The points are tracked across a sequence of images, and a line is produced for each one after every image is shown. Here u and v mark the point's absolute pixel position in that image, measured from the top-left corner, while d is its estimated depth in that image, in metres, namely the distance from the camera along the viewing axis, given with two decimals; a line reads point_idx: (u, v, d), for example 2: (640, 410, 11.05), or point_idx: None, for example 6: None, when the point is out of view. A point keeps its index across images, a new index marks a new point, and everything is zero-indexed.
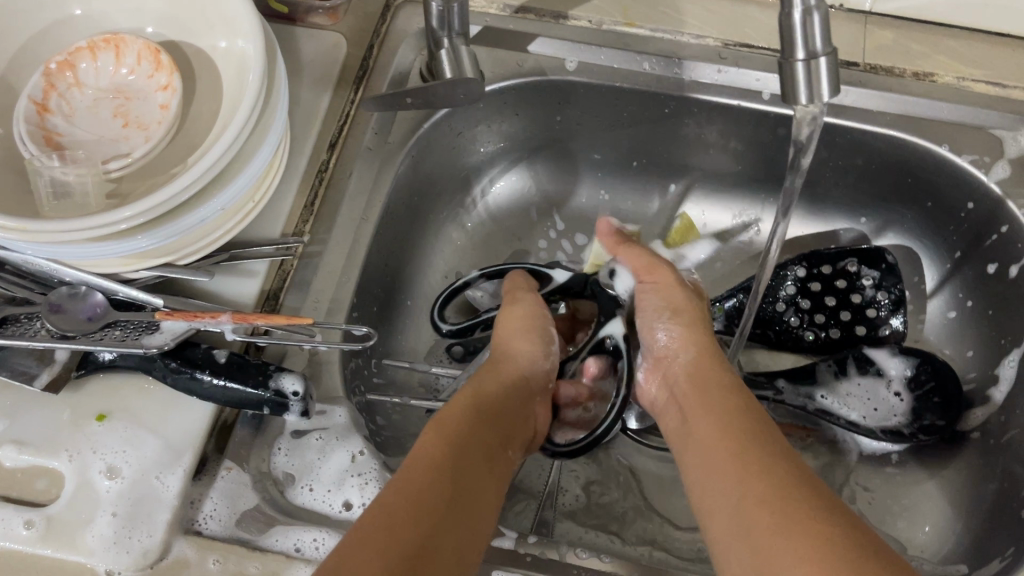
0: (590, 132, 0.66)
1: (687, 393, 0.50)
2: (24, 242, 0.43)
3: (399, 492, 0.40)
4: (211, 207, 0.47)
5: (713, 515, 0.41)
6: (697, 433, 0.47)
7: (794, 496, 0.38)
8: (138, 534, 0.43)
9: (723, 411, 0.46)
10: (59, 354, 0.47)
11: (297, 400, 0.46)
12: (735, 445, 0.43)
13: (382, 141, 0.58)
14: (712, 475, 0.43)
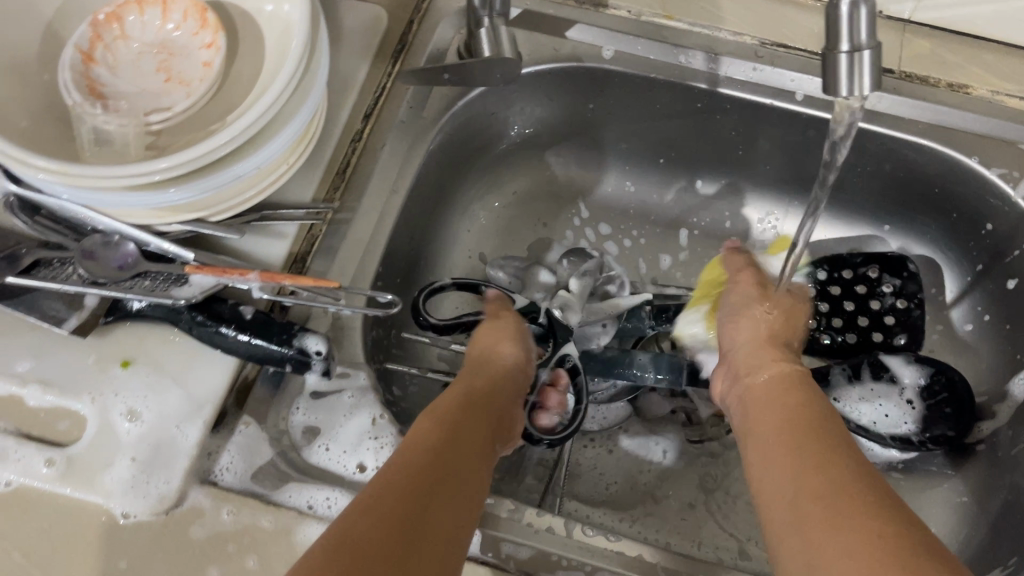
0: (621, 122, 0.66)
1: (756, 390, 0.49)
2: (63, 186, 0.44)
3: (408, 465, 0.39)
4: (246, 165, 0.47)
5: (773, 509, 0.41)
6: (759, 434, 0.46)
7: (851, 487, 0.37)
8: (156, 480, 0.44)
9: (788, 409, 0.46)
10: (88, 300, 0.48)
11: (320, 359, 0.47)
12: (797, 439, 0.43)
13: (416, 115, 0.59)
14: (771, 468, 0.42)
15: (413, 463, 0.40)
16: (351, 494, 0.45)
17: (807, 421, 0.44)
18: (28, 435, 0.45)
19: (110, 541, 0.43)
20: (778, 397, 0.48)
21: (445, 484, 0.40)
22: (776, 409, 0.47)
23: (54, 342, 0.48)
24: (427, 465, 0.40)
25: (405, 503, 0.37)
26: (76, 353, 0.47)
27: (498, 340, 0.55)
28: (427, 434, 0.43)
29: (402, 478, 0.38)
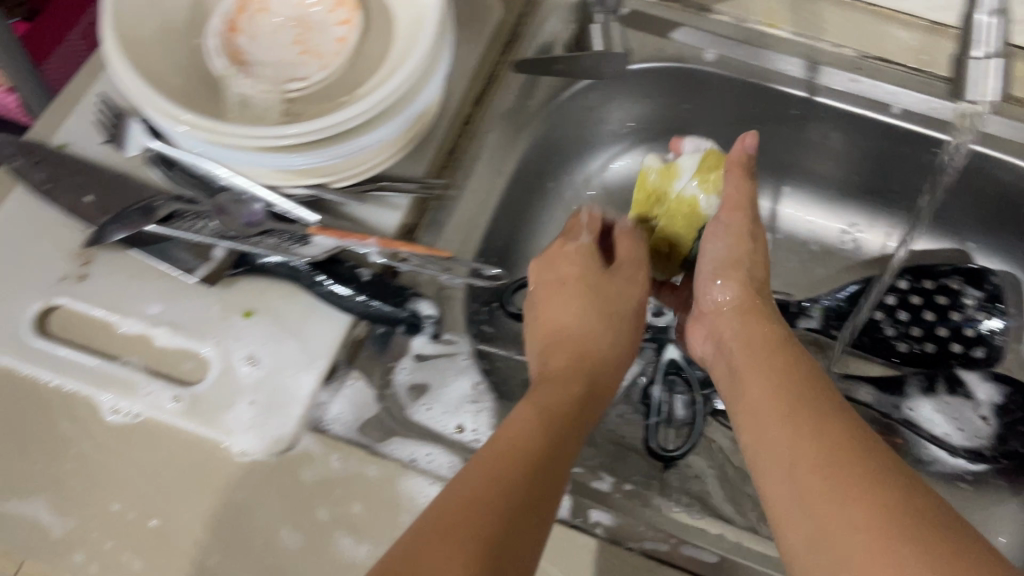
0: (716, 124, 0.68)
1: (744, 356, 0.48)
2: (204, 142, 0.47)
3: (486, 477, 0.38)
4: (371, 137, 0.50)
5: (782, 502, 0.38)
6: (757, 421, 0.42)
7: (874, 484, 0.34)
8: (273, 423, 0.47)
9: (784, 391, 0.43)
10: (217, 253, 0.51)
11: (430, 321, 0.51)
12: (796, 420, 0.40)
13: (524, 102, 0.61)
14: (780, 461, 0.39)
15: (485, 473, 0.39)
16: (451, 452, 0.48)
17: (806, 400, 0.41)
18: (157, 372, 0.49)
19: (227, 476, 0.46)
20: (775, 376, 0.44)
21: (504, 487, 0.38)
22: (773, 391, 0.43)
23: (183, 288, 0.51)
24: (500, 472, 0.39)
25: (468, 522, 0.36)
26: (202, 300, 0.51)
27: (622, 262, 0.57)
28: (512, 433, 0.42)
29: (469, 494, 0.37)
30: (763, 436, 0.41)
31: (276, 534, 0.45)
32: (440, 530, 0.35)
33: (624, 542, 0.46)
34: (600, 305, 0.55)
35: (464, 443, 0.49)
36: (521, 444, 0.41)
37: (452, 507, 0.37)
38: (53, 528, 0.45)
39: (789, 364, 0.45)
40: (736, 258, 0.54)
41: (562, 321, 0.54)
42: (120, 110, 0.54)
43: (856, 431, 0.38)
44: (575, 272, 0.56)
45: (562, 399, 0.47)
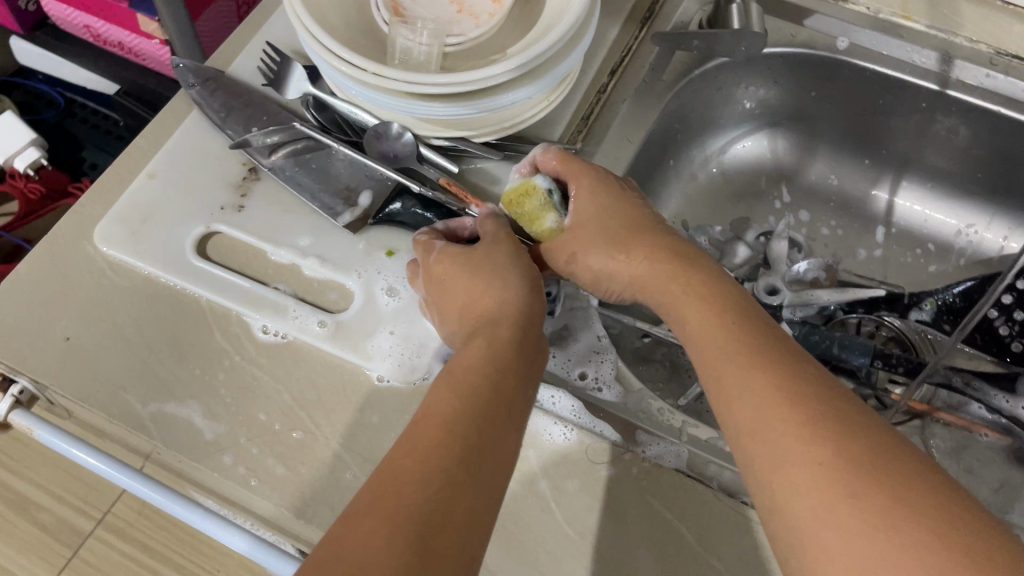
0: (840, 112, 0.69)
1: (740, 366, 0.38)
2: (360, 85, 0.51)
3: (416, 435, 0.37)
4: (520, 94, 0.52)
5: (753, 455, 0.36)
6: (739, 391, 0.37)
7: (832, 447, 0.33)
8: (410, 354, 0.50)
9: (769, 366, 0.37)
10: (363, 200, 0.54)
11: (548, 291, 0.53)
12: (802, 432, 0.34)
13: (656, 76, 0.63)
14: (752, 428, 0.36)
15: (410, 443, 0.36)
16: (574, 396, 0.50)
17: (795, 385, 0.36)
18: (303, 299, 0.52)
19: (364, 398, 0.49)
20: (755, 357, 0.38)
21: (438, 458, 0.35)
22: (751, 368, 0.38)
23: (330, 225, 0.54)
24: (438, 441, 0.36)
25: (406, 487, 0.34)
26: (348, 237, 0.54)
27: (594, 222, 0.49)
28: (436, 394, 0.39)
29: (403, 451, 0.36)
30: (733, 398, 0.37)
31: None
32: (374, 495, 0.34)
33: (739, 495, 0.47)
34: (480, 259, 0.47)
35: (586, 390, 0.51)
36: (440, 414, 0.37)
37: (387, 465, 0.35)
38: (205, 431, 0.48)
39: (730, 320, 0.41)
40: (617, 229, 0.49)
41: (462, 295, 0.46)
42: (284, 57, 0.58)
43: (810, 381, 0.36)
44: (446, 265, 0.47)
45: (510, 336, 0.43)
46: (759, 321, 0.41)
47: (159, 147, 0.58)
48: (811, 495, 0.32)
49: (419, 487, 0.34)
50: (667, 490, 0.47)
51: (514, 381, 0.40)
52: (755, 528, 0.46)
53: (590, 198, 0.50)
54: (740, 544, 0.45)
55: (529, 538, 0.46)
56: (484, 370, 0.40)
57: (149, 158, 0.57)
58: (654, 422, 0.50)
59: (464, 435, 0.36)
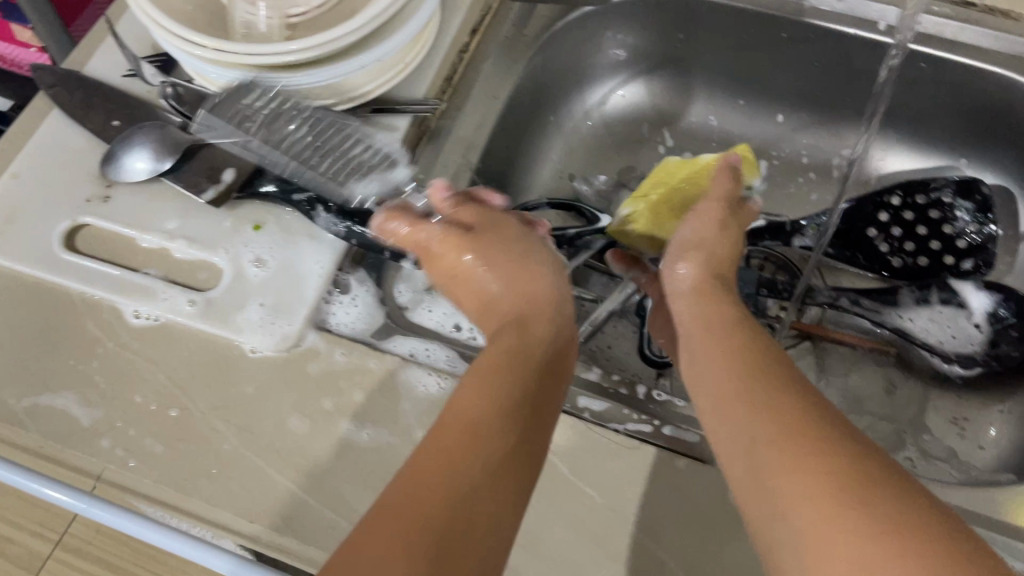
0: (710, 52, 0.70)
1: (759, 379, 0.38)
2: (214, 64, 0.51)
3: (437, 453, 0.35)
4: (370, 55, 0.53)
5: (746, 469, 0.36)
6: (737, 404, 0.37)
7: (830, 452, 0.33)
8: (280, 322, 0.51)
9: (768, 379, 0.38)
10: (226, 176, 0.54)
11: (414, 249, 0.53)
12: (794, 446, 0.33)
13: (519, 33, 0.64)
14: (747, 437, 0.36)
15: (429, 459, 0.35)
16: (446, 348, 0.51)
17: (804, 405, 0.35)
18: (174, 281, 0.53)
19: (239, 370, 0.50)
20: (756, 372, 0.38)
21: (452, 475, 0.34)
22: (743, 384, 0.38)
23: (196, 207, 0.55)
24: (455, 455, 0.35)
25: (420, 508, 0.32)
26: (215, 216, 0.54)
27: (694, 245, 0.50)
28: (459, 409, 0.38)
29: (407, 478, 0.34)
30: (729, 411, 0.37)
31: (284, 421, 0.48)
32: (398, 514, 0.32)
33: (608, 424, 0.49)
34: (492, 244, 0.48)
35: (460, 340, 0.52)
36: (465, 431, 0.36)
37: (402, 486, 0.34)
38: (81, 418, 0.48)
39: (737, 338, 0.42)
40: (712, 251, 0.50)
41: (478, 287, 0.47)
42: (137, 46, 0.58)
43: (826, 405, 0.36)
44: (457, 251, 0.47)
45: (543, 341, 0.43)
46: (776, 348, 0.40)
47: (22, 147, 0.58)
48: (798, 499, 0.32)
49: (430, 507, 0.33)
50: None
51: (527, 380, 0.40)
52: (623, 453, 0.47)
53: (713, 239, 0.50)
54: (611, 470, 0.46)
55: None
56: (528, 381, 0.40)
57: (12, 158, 0.57)
58: None
59: (476, 444, 0.35)
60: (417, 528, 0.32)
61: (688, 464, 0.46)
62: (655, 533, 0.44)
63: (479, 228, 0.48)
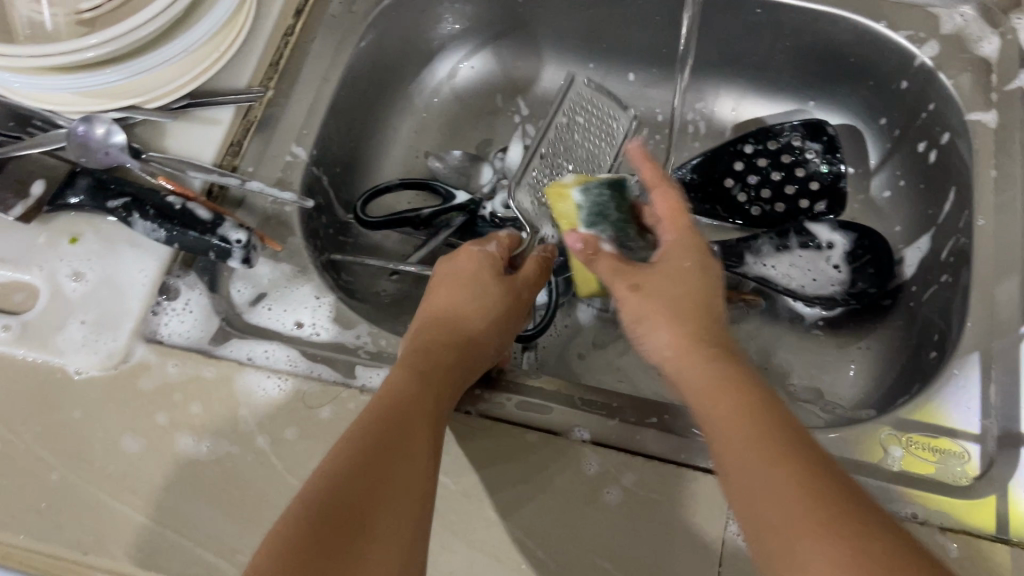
0: (554, 15, 0.68)
1: (726, 421, 0.36)
2: (6, 71, 0.47)
3: (382, 419, 0.39)
4: (178, 45, 0.50)
5: (744, 520, 0.33)
6: (733, 420, 0.35)
7: (828, 510, 0.31)
8: (104, 339, 0.48)
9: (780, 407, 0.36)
10: (34, 188, 0.50)
11: (240, 247, 0.48)
12: (794, 504, 0.31)
13: (349, 9, 0.61)
14: (752, 497, 0.33)
15: (376, 422, 0.39)
16: (287, 347, 0.49)
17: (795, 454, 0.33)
18: None
19: (64, 395, 0.47)
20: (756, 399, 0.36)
21: (404, 446, 0.39)
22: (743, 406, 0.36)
23: (5, 224, 0.51)
24: (403, 427, 0.39)
25: (389, 470, 0.37)
26: (27, 233, 0.51)
27: (660, 262, 0.45)
28: (394, 385, 0.42)
29: (364, 436, 0.38)
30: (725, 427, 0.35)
31: (117, 443, 0.45)
32: (364, 462, 0.37)
33: (463, 407, 0.48)
34: (461, 274, 0.52)
35: (302, 338, 0.50)
36: (406, 405, 0.41)
37: (362, 442, 0.38)
38: None
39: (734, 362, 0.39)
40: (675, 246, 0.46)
41: (441, 305, 0.51)
42: None
43: (810, 452, 0.34)
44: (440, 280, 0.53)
45: (441, 359, 0.46)
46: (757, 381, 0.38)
47: None
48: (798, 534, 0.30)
49: (393, 469, 0.37)
50: None
51: (412, 421, 0.40)
52: (479, 434, 0.47)
53: (676, 264, 0.44)
54: (469, 456, 0.46)
55: (250, 498, 0.44)
56: (398, 408, 0.40)
57: None
58: (375, 354, 0.49)
59: (423, 427, 0.40)
60: (380, 482, 0.36)
61: (541, 437, 0.47)
62: (512, 512, 0.44)
63: (459, 265, 0.53)
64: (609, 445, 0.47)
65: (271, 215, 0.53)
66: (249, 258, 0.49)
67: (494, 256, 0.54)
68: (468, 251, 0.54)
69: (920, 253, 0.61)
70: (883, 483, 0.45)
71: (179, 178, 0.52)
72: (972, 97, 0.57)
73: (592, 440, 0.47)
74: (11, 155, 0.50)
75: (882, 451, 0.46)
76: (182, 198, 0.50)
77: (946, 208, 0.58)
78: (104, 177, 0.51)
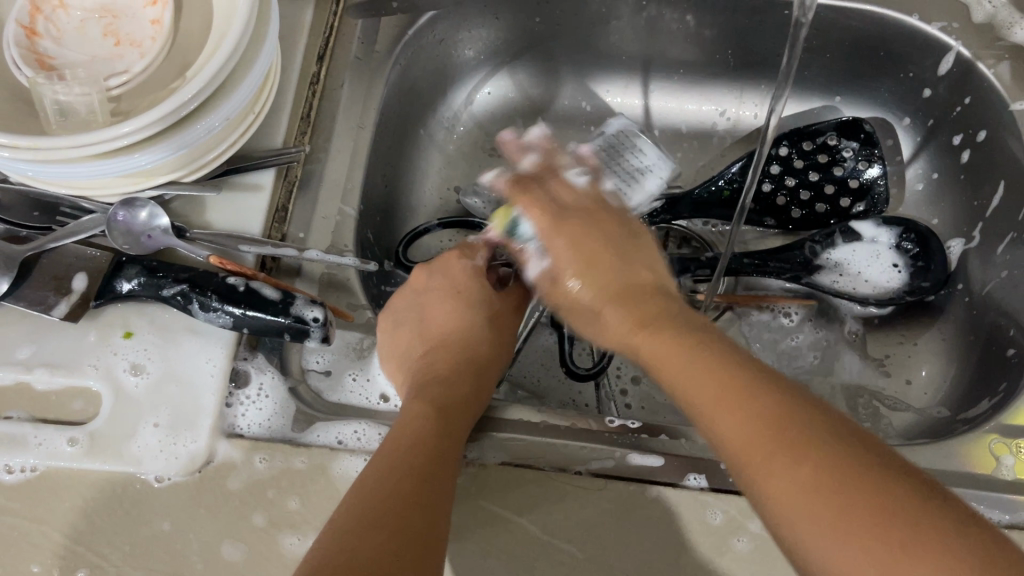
0: (571, 33, 0.66)
1: (658, 341, 0.39)
2: (32, 164, 0.42)
3: (394, 467, 0.38)
4: (202, 128, 0.45)
5: (698, 407, 0.35)
6: (707, 394, 0.35)
7: (762, 393, 0.33)
8: (183, 441, 0.45)
9: (693, 338, 0.38)
10: (76, 283, 0.47)
11: (318, 326, 0.46)
12: (731, 392, 0.34)
13: (369, 50, 0.58)
14: (699, 395, 0.35)
15: (388, 465, 0.38)
16: (377, 425, 0.46)
17: (736, 362, 0.35)
18: (42, 418, 0.45)
19: (148, 507, 0.43)
20: (723, 369, 0.35)
21: (430, 465, 0.38)
22: (710, 378, 0.35)
23: (48, 324, 0.47)
24: (426, 468, 0.38)
25: (411, 509, 0.35)
26: (73, 332, 0.47)
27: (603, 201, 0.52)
28: (411, 428, 0.41)
29: (365, 496, 0.36)
30: (699, 407, 0.35)
31: (216, 551, 0.42)
32: (371, 516, 0.34)
33: (570, 467, 0.46)
34: (439, 296, 0.52)
35: (388, 413, 0.48)
36: (423, 448, 0.39)
37: (364, 500, 0.35)
38: None
39: (697, 337, 0.38)
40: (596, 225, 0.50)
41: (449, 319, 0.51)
42: None
43: (751, 362, 0.35)
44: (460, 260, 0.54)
45: (444, 380, 0.46)
46: (682, 311, 0.41)
47: None
48: (805, 516, 0.30)
49: (413, 527, 0.34)
50: (498, 487, 0.44)
51: (434, 442, 0.40)
52: (592, 496, 0.44)
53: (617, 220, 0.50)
54: (585, 519, 0.44)
55: None
56: (424, 432, 0.40)
57: None
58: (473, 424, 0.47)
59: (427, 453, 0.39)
60: (381, 528, 0.34)
61: (659, 492, 0.44)
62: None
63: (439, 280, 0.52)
64: (727, 490, 0.45)
65: (331, 280, 0.51)
66: (328, 337, 0.46)
67: (483, 269, 0.54)
68: (447, 263, 0.53)
69: (966, 247, 0.61)
70: (1005, 493, 0.45)
71: (231, 255, 0.49)
72: (1015, 87, 0.57)
73: (710, 488, 0.45)
74: (45, 248, 0.46)
75: (994, 461, 0.46)
76: (242, 277, 0.47)
77: (995, 201, 0.59)
78: (152, 263, 0.47)
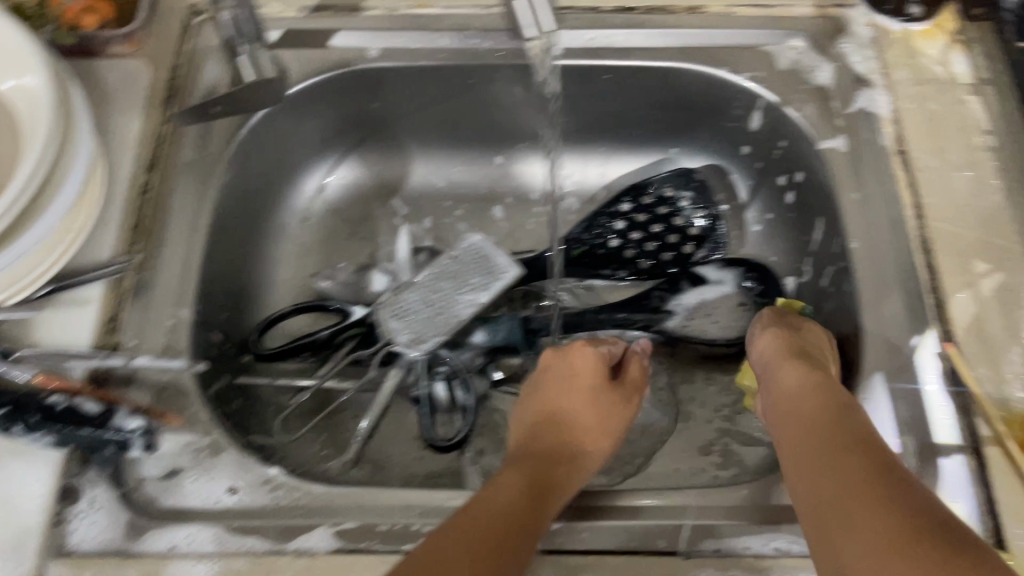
0: (410, 114, 0.69)
1: (810, 434, 0.45)
2: None
3: (454, 540, 0.40)
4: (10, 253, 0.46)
5: (822, 499, 0.40)
6: (853, 485, 0.40)
7: (894, 496, 0.38)
8: (9, 566, 0.44)
9: (871, 441, 0.43)
10: None
11: (139, 435, 0.47)
12: (869, 490, 0.39)
13: (202, 152, 0.60)
14: (829, 491, 0.41)
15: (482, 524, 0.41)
16: (211, 525, 0.46)
17: (888, 466, 0.41)
18: None
19: None
20: (878, 468, 0.40)
21: (523, 532, 0.42)
22: (862, 478, 0.40)
23: None
24: (507, 530, 0.41)
25: None
26: None
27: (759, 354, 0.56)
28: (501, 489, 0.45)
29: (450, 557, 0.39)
30: (846, 489, 0.40)
31: None
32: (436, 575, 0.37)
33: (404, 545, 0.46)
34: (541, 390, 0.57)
35: (227, 510, 0.48)
36: (512, 517, 0.42)
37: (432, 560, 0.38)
38: None
39: (861, 440, 0.43)
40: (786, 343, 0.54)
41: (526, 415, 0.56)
42: None
43: (890, 468, 0.41)
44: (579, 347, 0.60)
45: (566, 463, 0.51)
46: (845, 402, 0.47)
47: None
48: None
49: None
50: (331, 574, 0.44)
51: (528, 508, 0.44)
52: None
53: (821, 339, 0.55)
54: None
55: None
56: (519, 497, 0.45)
57: None
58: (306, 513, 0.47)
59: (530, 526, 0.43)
60: None
61: None
62: None
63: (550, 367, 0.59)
64: (559, 551, 0.45)
65: (165, 386, 0.52)
66: (152, 443, 0.48)
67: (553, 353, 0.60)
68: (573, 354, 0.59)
69: (800, 281, 0.64)
70: None
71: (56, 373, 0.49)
72: (820, 127, 0.60)
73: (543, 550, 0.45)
74: None
75: None
76: (64, 394, 0.47)
77: (818, 236, 0.62)
78: None
